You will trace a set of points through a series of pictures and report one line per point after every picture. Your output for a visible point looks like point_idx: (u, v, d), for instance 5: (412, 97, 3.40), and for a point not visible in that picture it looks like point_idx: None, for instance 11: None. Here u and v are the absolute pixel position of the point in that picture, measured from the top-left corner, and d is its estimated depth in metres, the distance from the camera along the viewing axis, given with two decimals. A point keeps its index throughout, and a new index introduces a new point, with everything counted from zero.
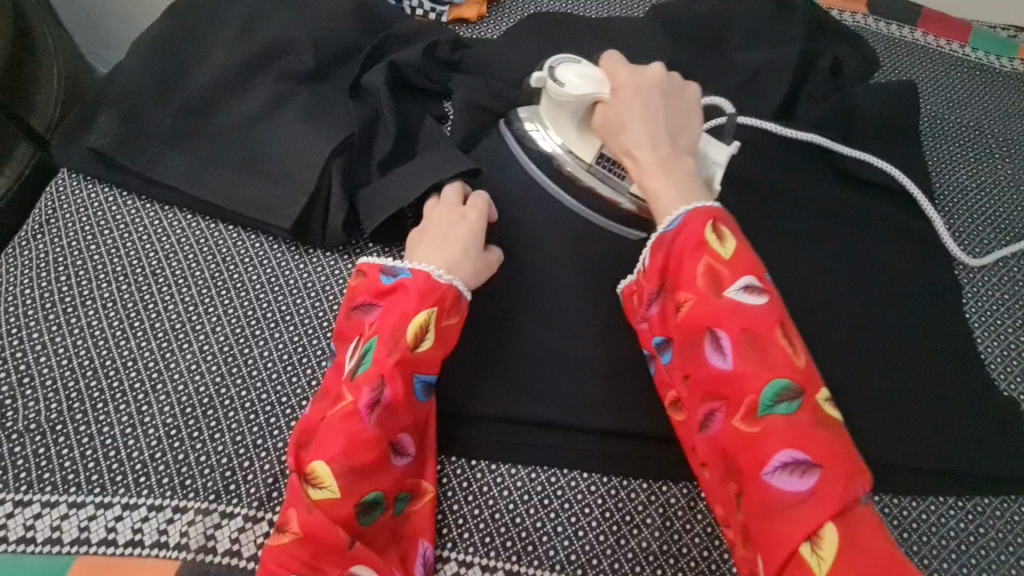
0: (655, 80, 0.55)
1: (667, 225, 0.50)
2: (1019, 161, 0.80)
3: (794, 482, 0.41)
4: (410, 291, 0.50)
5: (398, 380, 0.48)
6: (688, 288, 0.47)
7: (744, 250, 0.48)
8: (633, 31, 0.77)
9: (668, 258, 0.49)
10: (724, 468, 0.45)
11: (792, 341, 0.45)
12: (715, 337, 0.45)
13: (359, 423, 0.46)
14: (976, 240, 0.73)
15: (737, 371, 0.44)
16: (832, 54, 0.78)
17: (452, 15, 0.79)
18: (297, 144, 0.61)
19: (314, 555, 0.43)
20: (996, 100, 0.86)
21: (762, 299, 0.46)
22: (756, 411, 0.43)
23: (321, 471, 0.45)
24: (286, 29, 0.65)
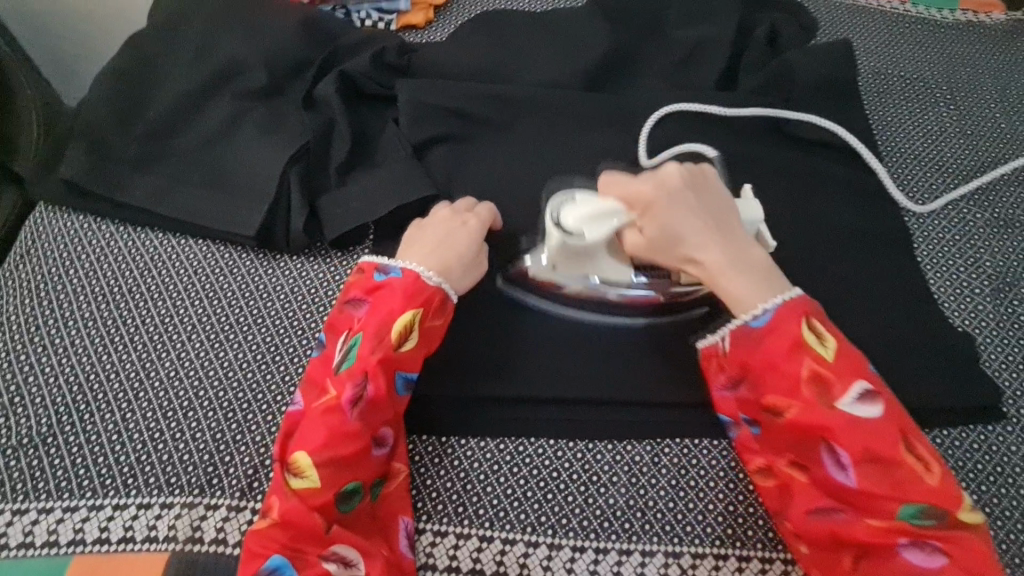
0: (678, 179, 0.54)
1: (755, 321, 0.50)
2: (963, 108, 0.82)
3: (924, 558, 0.45)
4: (396, 291, 0.53)
5: (381, 376, 0.50)
6: (794, 397, 0.48)
7: (843, 349, 0.49)
8: (575, 18, 0.80)
9: (754, 356, 0.50)
10: (843, 561, 0.47)
11: (916, 451, 0.46)
12: (834, 452, 0.47)
13: (341, 416, 0.49)
14: (923, 187, 0.75)
15: (861, 487, 0.46)
16: (770, 22, 0.80)
17: (400, 23, 0.82)
18: (255, 157, 0.64)
19: (292, 535, 0.47)
20: (939, 51, 0.88)
21: (876, 408, 0.47)
22: (892, 518, 0.45)
23: (302, 460, 0.48)
24: (238, 51, 0.69)
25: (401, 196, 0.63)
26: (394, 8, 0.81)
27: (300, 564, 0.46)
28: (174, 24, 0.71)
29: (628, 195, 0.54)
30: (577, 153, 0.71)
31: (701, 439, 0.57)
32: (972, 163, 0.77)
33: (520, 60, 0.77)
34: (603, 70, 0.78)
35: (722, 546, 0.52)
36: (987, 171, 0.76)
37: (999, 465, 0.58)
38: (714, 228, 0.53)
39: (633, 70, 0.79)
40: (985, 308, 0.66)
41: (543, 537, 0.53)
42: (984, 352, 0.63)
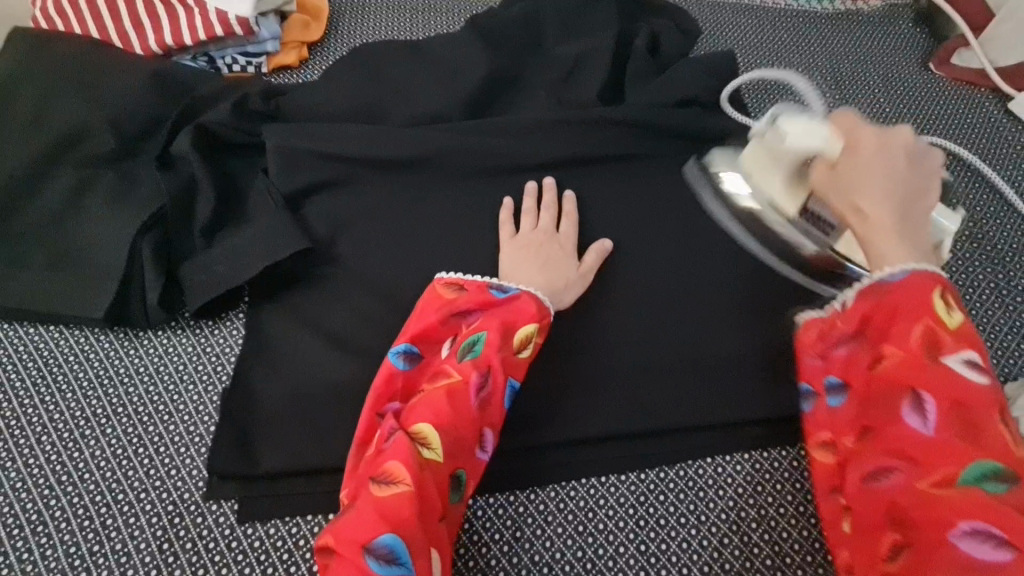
0: (903, 142, 0.46)
1: (887, 275, 0.42)
2: (849, 96, 0.83)
3: (987, 554, 0.34)
4: (519, 302, 0.54)
5: (502, 376, 0.50)
6: (898, 343, 0.40)
7: (970, 324, 0.40)
8: (452, 44, 0.77)
9: (874, 304, 0.42)
10: (890, 526, 0.38)
11: (1016, 434, 0.37)
12: (920, 399, 0.39)
13: (466, 401, 0.49)
14: None
15: (939, 442, 0.37)
16: (649, 29, 0.80)
17: (271, 65, 0.78)
18: (103, 228, 0.59)
19: (411, 514, 0.42)
20: (821, 42, 0.89)
21: (983, 376, 0.39)
22: (954, 482, 0.36)
23: (431, 432, 0.46)
24: (81, 116, 0.64)
25: (267, 252, 0.58)
26: (261, 50, 0.77)
27: (416, 545, 0.41)
28: (9, 90, 0.65)
29: (849, 126, 0.48)
30: (461, 186, 0.68)
31: (607, 477, 0.56)
32: None
33: (398, 93, 0.74)
34: (485, 96, 0.76)
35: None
36: None
37: None
38: (899, 195, 0.45)
39: (517, 93, 0.78)
40: None
41: None
42: None
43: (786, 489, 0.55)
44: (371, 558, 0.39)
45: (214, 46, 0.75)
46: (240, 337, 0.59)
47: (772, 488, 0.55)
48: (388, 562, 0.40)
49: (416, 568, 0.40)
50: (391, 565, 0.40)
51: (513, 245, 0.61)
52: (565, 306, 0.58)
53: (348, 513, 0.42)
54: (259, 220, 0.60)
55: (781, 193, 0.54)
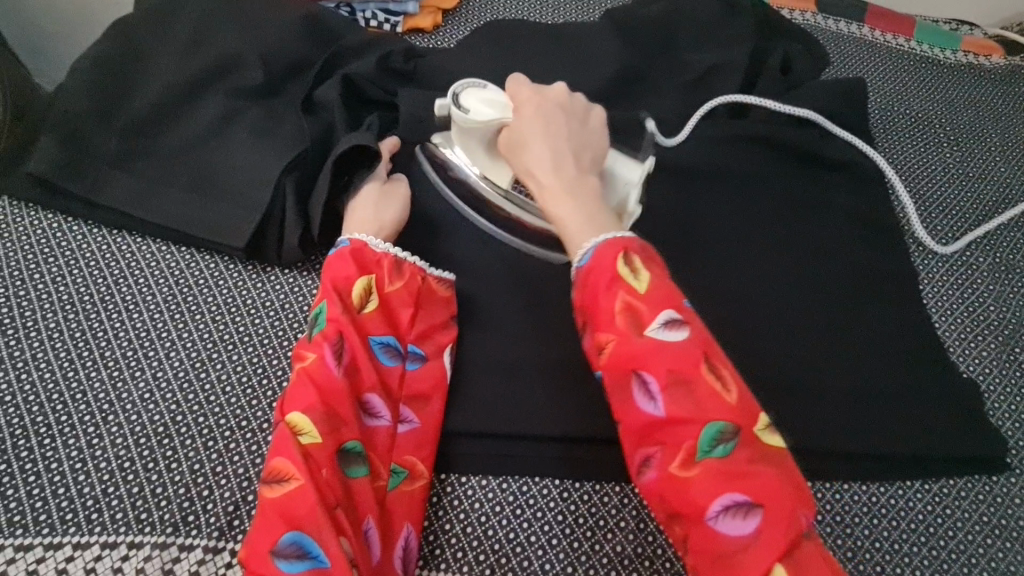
0: (558, 98, 0.54)
1: (580, 260, 0.46)
2: (966, 148, 0.83)
3: (739, 524, 0.40)
4: (346, 257, 0.53)
5: (355, 335, 0.50)
6: (608, 329, 0.45)
7: (659, 279, 0.45)
8: (587, 35, 0.78)
9: (583, 293, 0.46)
10: (666, 514, 0.44)
11: (721, 376, 0.43)
12: (643, 381, 0.43)
13: (326, 370, 0.48)
14: (929, 226, 0.75)
15: (669, 417, 0.43)
16: (781, 51, 0.80)
17: (407, 25, 0.78)
18: (248, 161, 0.60)
19: (310, 507, 0.42)
20: (941, 90, 0.89)
21: (684, 332, 0.44)
22: (695, 456, 0.42)
23: (300, 420, 0.46)
24: (234, 46, 0.64)
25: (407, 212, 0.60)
26: (401, 10, 0.77)
27: (322, 536, 0.41)
28: (163, 9, 0.66)
29: (514, 100, 0.55)
30: None
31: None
32: (974, 204, 0.78)
33: (530, 73, 0.75)
34: (614, 90, 0.76)
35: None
36: (986, 215, 0.77)
37: (1004, 517, 0.57)
38: (554, 147, 0.50)
39: (644, 91, 0.78)
40: (984, 350, 0.66)
41: None
42: (986, 400, 0.63)
43: (882, 525, 0.56)
44: (280, 559, 0.40)
45: None
46: None
47: (867, 522, 0.56)
48: (296, 558, 0.40)
49: (330, 554, 0.40)
50: (302, 560, 0.40)
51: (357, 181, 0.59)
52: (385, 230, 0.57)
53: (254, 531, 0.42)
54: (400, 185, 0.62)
55: (490, 166, 0.60)
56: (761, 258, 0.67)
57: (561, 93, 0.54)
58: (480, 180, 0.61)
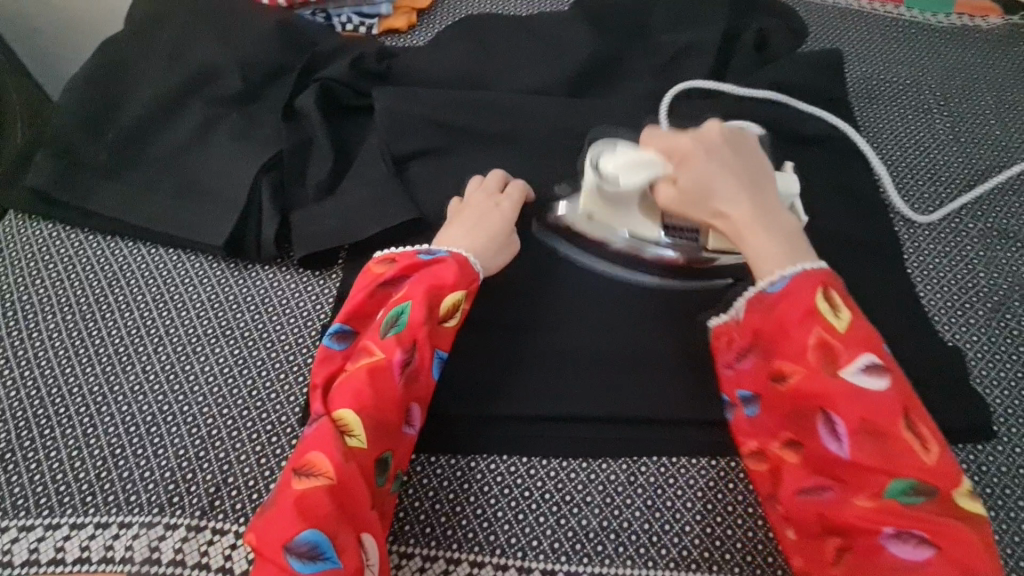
0: (719, 136, 0.54)
1: (772, 286, 0.48)
2: (957, 113, 0.81)
3: (910, 552, 0.43)
4: (447, 268, 0.54)
5: (427, 350, 0.52)
6: (796, 362, 0.47)
7: (859, 323, 0.46)
8: (561, 23, 0.79)
9: (765, 320, 0.49)
10: (822, 530, 0.47)
11: (918, 431, 0.44)
12: (831, 421, 0.46)
13: (390, 376, 0.50)
14: (914, 194, 0.73)
15: (853, 459, 0.45)
16: (757, 27, 0.79)
17: (382, 27, 0.81)
18: (227, 165, 0.63)
19: (330, 508, 0.45)
20: (932, 55, 0.86)
21: (882, 381, 0.45)
22: (881, 494, 0.44)
23: (352, 419, 0.48)
24: (213, 56, 0.68)
25: (379, 215, 0.63)
26: (375, 12, 0.80)
27: (340, 539, 0.44)
28: (150, 27, 0.70)
29: (667, 148, 0.55)
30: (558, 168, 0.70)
31: (678, 458, 0.56)
32: (964, 170, 0.76)
33: (502, 66, 0.76)
34: (587, 76, 0.76)
35: (691, 571, 0.52)
36: (978, 179, 0.75)
37: (989, 487, 0.56)
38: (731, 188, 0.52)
39: (619, 76, 0.78)
40: (972, 317, 0.64)
41: (511, 560, 0.53)
42: (971, 369, 0.62)
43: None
44: (293, 557, 0.43)
45: (333, 4, 0.79)
46: (338, 282, 0.62)
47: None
48: (310, 558, 0.43)
49: (341, 561, 0.43)
50: (314, 560, 0.43)
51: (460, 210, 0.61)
52: (494, 269, 0.58)
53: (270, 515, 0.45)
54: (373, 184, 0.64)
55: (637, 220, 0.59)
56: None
57: (720, 129, 0.54)
58: (624, 237, 0.60)
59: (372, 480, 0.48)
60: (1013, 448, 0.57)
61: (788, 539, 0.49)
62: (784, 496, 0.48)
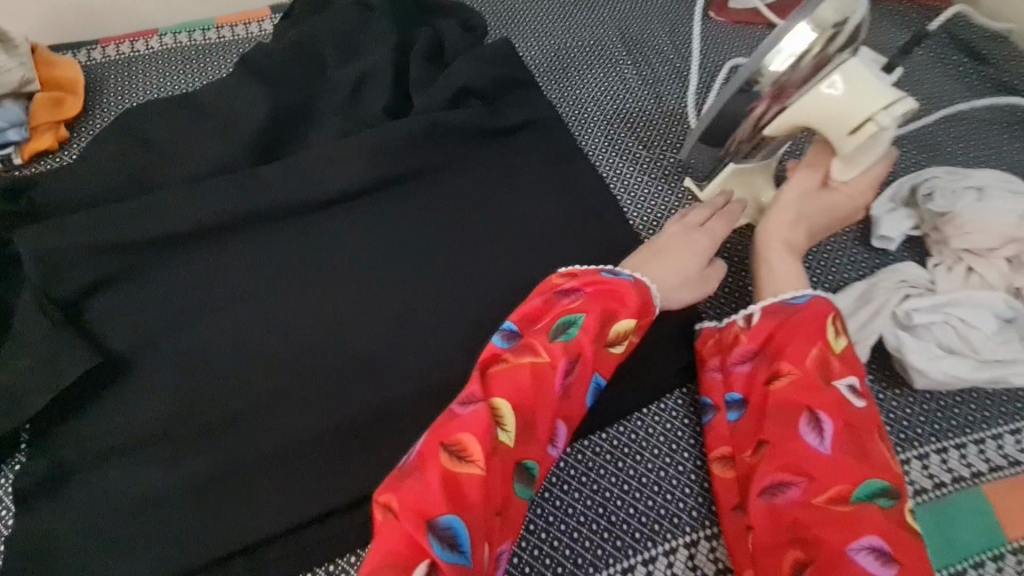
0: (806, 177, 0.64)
1: (795, 299, 0.56)
2: (640, 56, 0.86)
3: (878, 567, 0.43)
4: (630, 298, 0.55)
5: (587, 372, 0.52)
6: (794, 364, 0.52)
7: (850, 351, 0.53)
8: (225, 91, 0.73)
9: (780, 327, 0.55)
10: (788, 538, 0.47)
11: (889, 451, 0.49)
12: (819, 420, 0.50)
13: (551, 381, 0.50)
14: (619, 148, 0.77)
15: (834, 456, 0.48)
16: (429, 34, 0.78)
17: (25, 152, 0.70)
18: None
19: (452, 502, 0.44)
20: (608, 9, 0.91)
21: (864, 400, 0.51)
22: (848, 497, 0.46)
23: (507, 414, 0.48)
24: None
25: (45, 380, 0.54)
26: (4, 140, 0.69)
27: (476, 532, 0.44)
28: None
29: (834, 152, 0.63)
30: (258, 246, 0.65)
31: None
32: (656, 108, 0.80)
33: (171, 157, 0.69)
34: (271, 137, 0.72)
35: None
36: (671, 114, 0.80)
37: None
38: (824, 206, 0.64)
39: (308, 128, 0.74)
40: None
41: None
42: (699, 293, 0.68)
43: (628, 464, 0.59)
44: (435, 540, 0.42)
45: None
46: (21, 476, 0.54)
47: (612, 468, 0.59)
48: (450, 546, 0.43)
49: (470, 558, 0.43)
50: (454, 547, 0.43)
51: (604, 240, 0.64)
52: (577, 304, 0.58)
53: (412, 484, 0.44)
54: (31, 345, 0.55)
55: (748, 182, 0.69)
56: (458, 253, 0.66)
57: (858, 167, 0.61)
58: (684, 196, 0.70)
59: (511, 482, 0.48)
60: None
61: (750, 548, 0.50)
62: (751, 497, 0.50)
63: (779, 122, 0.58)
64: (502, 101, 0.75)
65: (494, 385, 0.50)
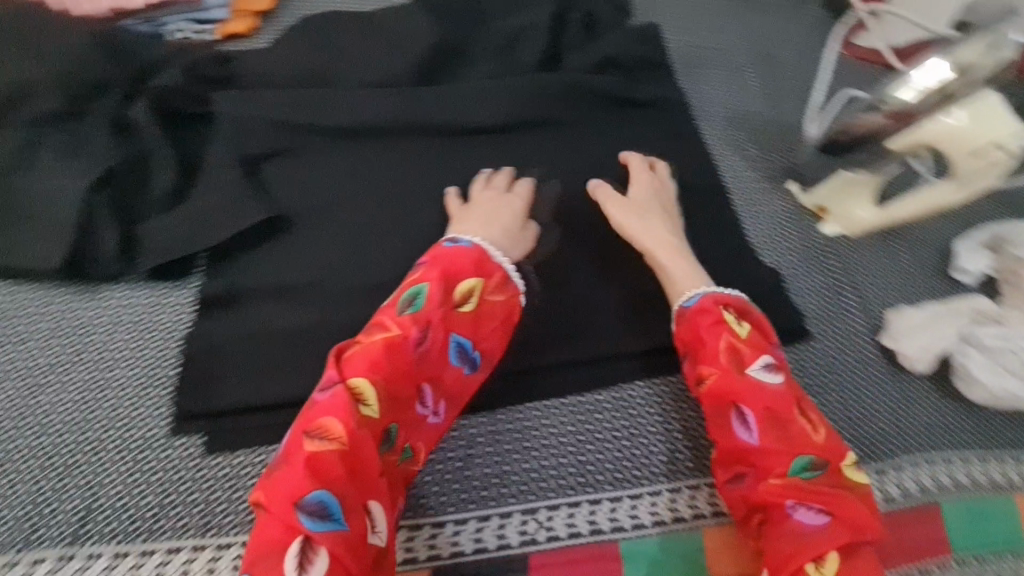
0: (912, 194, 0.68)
1: (687, 303, 0.59)
2: (765, 69, 0.93)
3: (812, 519, 0.47)
4: (467, 257, 0.57)
5: (439, 333, 0.53)
6: (712, 364, 0.54)
7: (756, 334, 0.56)
8: (399, 16, 0.81)
9: (689, 333, 0.57)
10: (750, 511, 0.51)
11: (809, 417, 0.52)
12: (741, 413, 0.52)
13: (403, 348, 0.50)
14: (734, 143, 0.84)
15: (761, 445, 0.51)
16: (586, 6, 0.85)
17: (221, 33, 0.79)
18: (53, 185, 0.60)
19: (337, 471, 0.44)
20: (741, 22, 0.98)
21: (778, 378, 0.53)
22: (786, 473, 0.49)
23: (366, 388, 0.47)
24: (25, 74, 0.65)
25: (228, 218, 0.62)
26: (210, 18, 0.78)
27: (346, 497, 0.43)
28: None
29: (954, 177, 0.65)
30: (408, 151, 0.72)
31: (513, 402, 0.60)
32: (773, 115, 0.87)
33: (346, 62, 0.78)
34: (432, 64, 0.80)
35: (533, 500, 0.56)
36: (786, 124, 0.86)
37: (806, 377, 0.66)
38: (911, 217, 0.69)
39: (464, 64, 0.82)
40: (787, 243, 0.75)
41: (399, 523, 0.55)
42: (791, 287, 0.72)
43: None
44: (302, 514, 0.41)
45: (163, 12, 0.77)
46: (193, 293, 0.62)
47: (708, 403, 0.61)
48: (320, 517, 0.42)
49: (349, 525, 0.42)
50: (324, 519, 0.41)
51: (622, 206, 0.66)
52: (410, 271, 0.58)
53: (281, 471, 0.43)
54: (220, 188, 0.63)
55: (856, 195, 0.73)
56: (584, 195, 0.72)
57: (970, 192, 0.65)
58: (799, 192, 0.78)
59: (381, 447, 0.48)
60: (823, 343, 0.68)
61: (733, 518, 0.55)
62: (722, 485, 0.54)
63: (904, 137, 0.62)
64: (642, 77, 0.82)
65: (351, 361, 0.49)
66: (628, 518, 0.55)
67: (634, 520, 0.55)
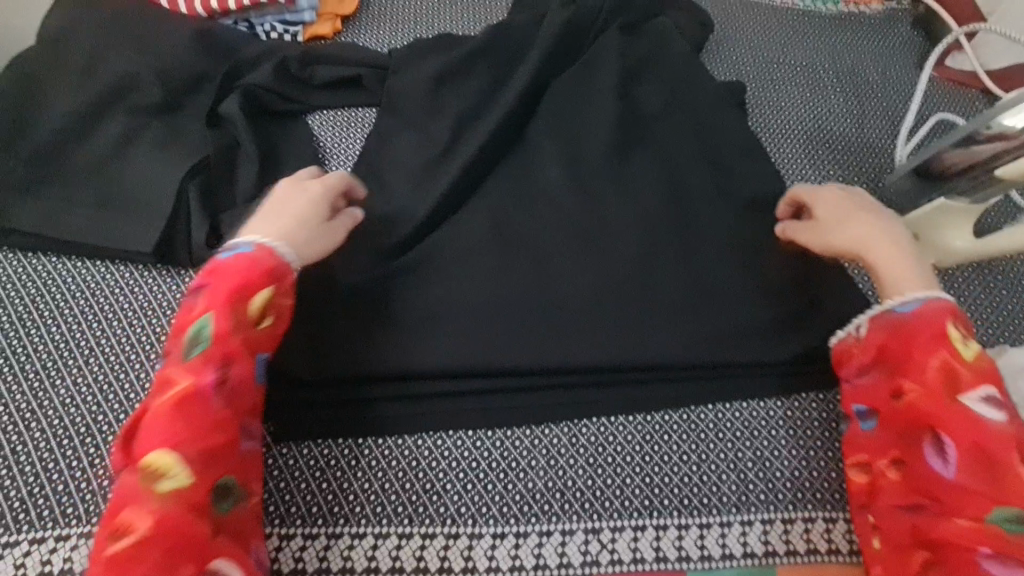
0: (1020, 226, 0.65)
1: (904, 306, 0.55)
2: (850, 88, 0.89)
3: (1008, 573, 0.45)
4: (255, 266, 0.52)
5: (230, 362, 0.49)
6: (917, 380, 0.52)
7: (983, 357, 0.52)
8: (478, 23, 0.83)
9: (895, 336, 0.54)
10: (925, 547, 0.49)
11: None
12: (941, 442, 0.50)
13: (201, 404, 0.47)
14: (814, 162, 0.80)
15: (964, 484, 0.48)
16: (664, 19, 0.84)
17: (307, 34, 0.82)
18: (151, 172, 0.63)
19: (168, 553, 0.42)
20: (824, 39, 0.95)
21: (1000, 412, 0.50)
22: (984, 522, 0.47)
23: (160, 461, 0.45)
24: (133, 69, 0.68)
25: None
26: (298, 19, 0.80)
27: None
28: (63, 44, 0.70)
29: None
30: (481, 146, 0.70)
31: (580, 418, 0.60)
32: (857, 137, 0.83)
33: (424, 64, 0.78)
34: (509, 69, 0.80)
35: (598, 520, 0.56)
36: (871, 145, 0.82)
37: None
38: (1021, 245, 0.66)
39: None
40: None
41: (463, 528, 0.55)
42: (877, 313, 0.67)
43: (798, 434, 0.60)
44: None
45: (255, 13, 0.80)
46: None
47: (785, 432, 0.60)
48: None
49: None
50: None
51: (818, 226, 0.62)
52: (313, 255, 0.57)
53: None
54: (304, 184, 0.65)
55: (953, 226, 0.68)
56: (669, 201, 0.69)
57: None
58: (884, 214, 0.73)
59: (209, 508, 0.46)
60: None
61: (870, 546, 0.52)
62: (879, 505, 0.52)
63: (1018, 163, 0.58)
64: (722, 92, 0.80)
65: (139, 441, 0.46)
66: (696, 548, 0.55)
67: (701, 550, 0.55)
